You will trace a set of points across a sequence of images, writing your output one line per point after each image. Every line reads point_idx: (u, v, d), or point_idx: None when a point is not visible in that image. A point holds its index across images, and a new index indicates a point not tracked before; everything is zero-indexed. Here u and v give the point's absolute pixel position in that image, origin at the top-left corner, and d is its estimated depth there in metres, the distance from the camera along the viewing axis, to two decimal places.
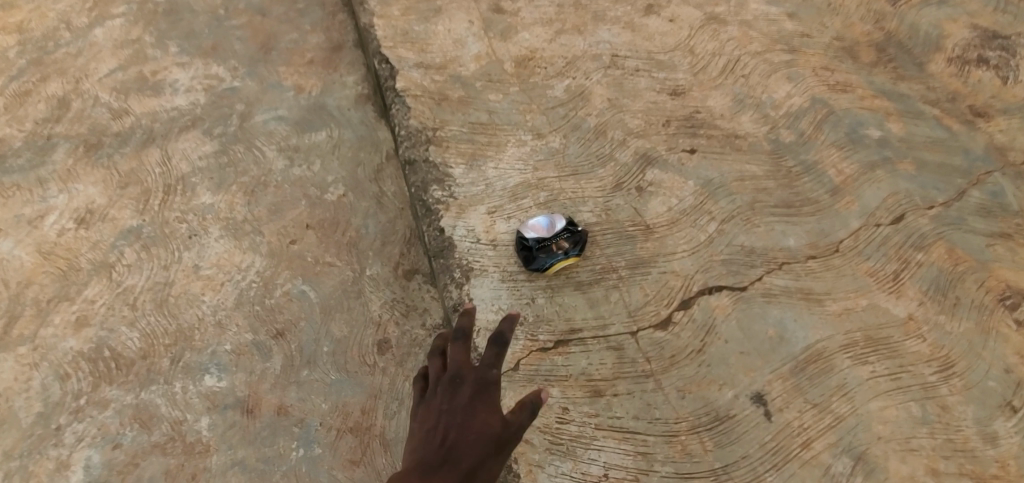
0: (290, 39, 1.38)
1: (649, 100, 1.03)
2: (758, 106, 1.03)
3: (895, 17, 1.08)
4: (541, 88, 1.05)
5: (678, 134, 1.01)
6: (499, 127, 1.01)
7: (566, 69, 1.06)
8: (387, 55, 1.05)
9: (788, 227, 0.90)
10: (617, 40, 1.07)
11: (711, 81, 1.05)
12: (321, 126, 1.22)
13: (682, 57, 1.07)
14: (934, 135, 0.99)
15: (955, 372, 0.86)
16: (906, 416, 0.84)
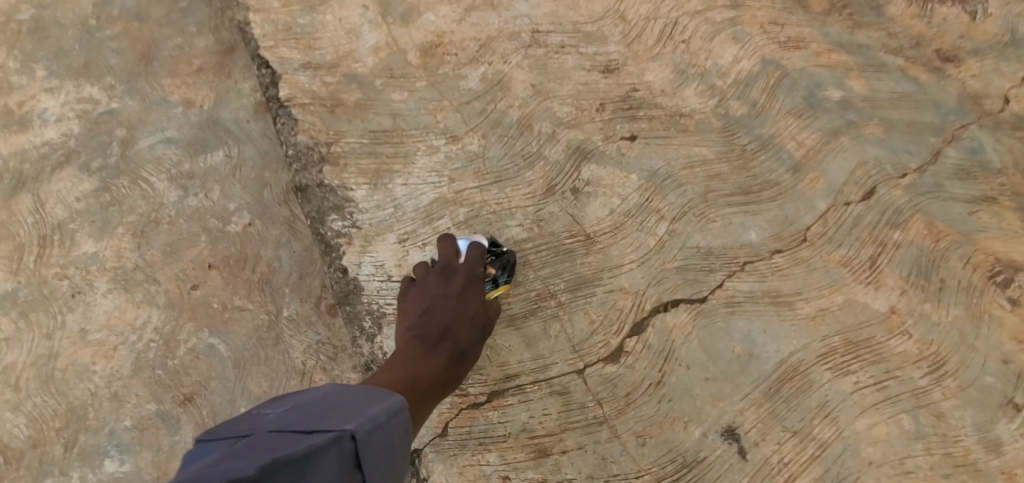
0: (177, 45, 1.18)
1: (577, 82, 0.80)
2: (702, 76, 0.80)
3: None
4: (454, 81, 0.81)
5: (612, 112, 0.77)
6: (406, 133, 0.78)
7: (478, 55, 0.82)
8: (266, 57, 0.84)
9: (773, 228, 0.70)
10: (538, 13, 0.84)
11: (648, 52, 0.82)
12: (217, 144, 1.04)
13: (612, 27, 0.84)
14: (905, 87, 0.79)
15: (972, 391, 0.62)
16: (923, 456, 0.61)
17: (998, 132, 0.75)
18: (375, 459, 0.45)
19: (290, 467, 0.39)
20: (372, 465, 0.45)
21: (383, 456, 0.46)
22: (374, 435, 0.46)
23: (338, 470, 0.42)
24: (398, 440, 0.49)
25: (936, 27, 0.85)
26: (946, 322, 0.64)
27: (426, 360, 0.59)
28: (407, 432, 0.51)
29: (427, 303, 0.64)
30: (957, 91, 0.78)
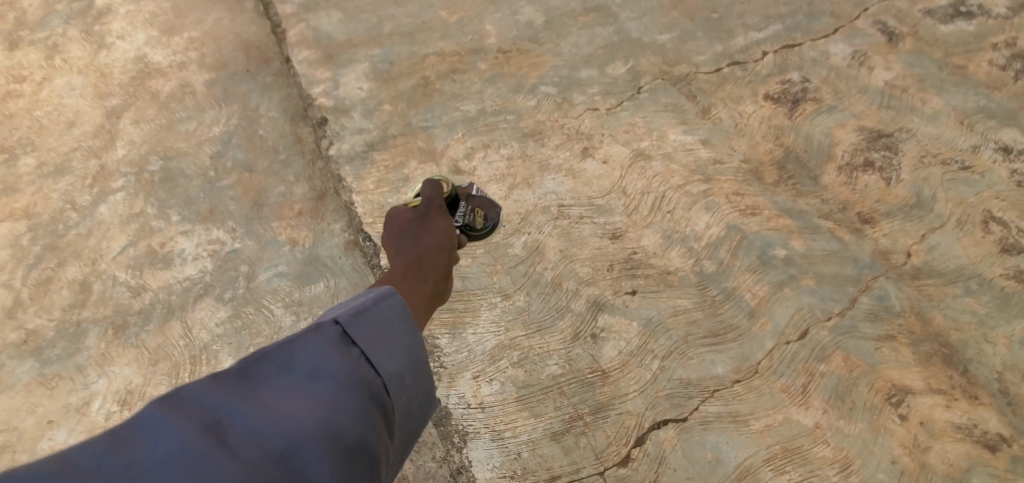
0: (278, 193, 1.53)
1: (592, 247, 1.12)
2: (683, 240, 1.11)
3: (793, 132, 1.25)
4: (505, 248, 1.14)
5: (618, 271, 1.09)
6: (471, 294, 1.09)
7: (521, 226, 1.16)
8: (369, 231, 1.20)
9: (732, 361, 0.99)
10: (562, 189, 1.20)
11: (642, 220, 1.15)
12: (318, 277, 1.39)
13: (616, 199, 1.18)
14: (833, 247, 1.08)
15: None
16: None
17: (901, 283, 1.03)
18: (364, 332, 0.64)
19: (288, 349, 0.60)
20: (364, 337, 0.63)
21: (377, 331, 0.65)
22: (359, 316, 0.65)
23: (329, 341, 0.61)
24: (394, 321, 0.68)
25: (857, 193, 1.15)
26: (854, 434, 0.92)
27: (417, 256, 0.88)
28: (404, 314, 0.69)
29: (413, 229, 0.93)
30: (871, 248, 1.08)
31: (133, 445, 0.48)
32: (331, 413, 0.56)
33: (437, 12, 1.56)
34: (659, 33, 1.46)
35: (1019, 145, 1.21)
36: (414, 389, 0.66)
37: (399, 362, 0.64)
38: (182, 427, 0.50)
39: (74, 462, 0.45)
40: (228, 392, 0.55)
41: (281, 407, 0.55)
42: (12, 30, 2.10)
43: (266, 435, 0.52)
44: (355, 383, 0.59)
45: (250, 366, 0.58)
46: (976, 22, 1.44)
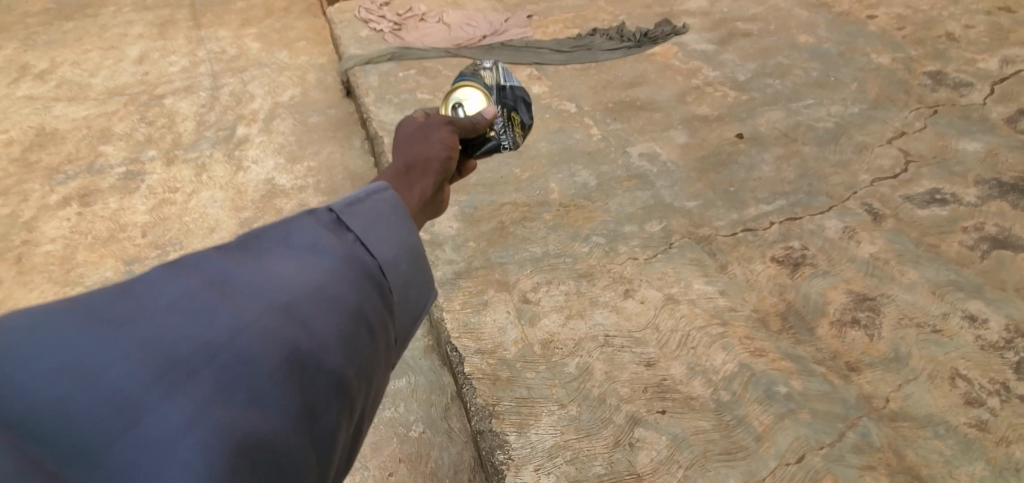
0: None
1: (631, 371, 1.42)
2: (704, 372, 1.41)
3: (794, 289, 1.58)
4: (561, 366, 1.45)
5: (650, 393, 1.38)
6: (535, 401, 1.39)
7: (575, 350, 1.48)
8: (456, 343, 1.51)
9: (743, 475, 1.24)
10: (607, 322, 1.53)
11: (671, 353, 1.46)
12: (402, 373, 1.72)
13: (650, 333, 1.50)
14: (825, 388, 1.36)
15: None
16: None
17: (880, 423, 1.30)
18: (358, 220, 0.67)
19: (284, 228, 0.64)
20: (358, 224, 0.67)
21: (373, 222, 0.69)
22: (354, 205, 0.68)
23: (324, 225, 0.65)
24: (389, 213, 0.71)
25: (845, 344, 1.45)
26: None
27: (415, 160, 0.95)
28: (400, 208, 0.73)
29: (417, 139, 1.02)
30: (856, 392, 1.35)
31: (136, 297, 0.53)
32: (327, 281, 0.61)
33: (512, 170, 2.04)
34: (686, 200, 1.86)
35: (981, 315, 1.47)
36: (412, 275, 0.71)
37: (395, 250, 0.68)
38: (186, 283, 0.55)
39: (86, 310, 0.51)
40: (229, 257, 0.59)
41: (279, 269, 0.59)
42: (170, 149, 2.65)
43: (264, 292, 0.57)
44: (350, 260, 0.64)
45: (250, 240, 0.63)
46: (949, 208, 1.76)
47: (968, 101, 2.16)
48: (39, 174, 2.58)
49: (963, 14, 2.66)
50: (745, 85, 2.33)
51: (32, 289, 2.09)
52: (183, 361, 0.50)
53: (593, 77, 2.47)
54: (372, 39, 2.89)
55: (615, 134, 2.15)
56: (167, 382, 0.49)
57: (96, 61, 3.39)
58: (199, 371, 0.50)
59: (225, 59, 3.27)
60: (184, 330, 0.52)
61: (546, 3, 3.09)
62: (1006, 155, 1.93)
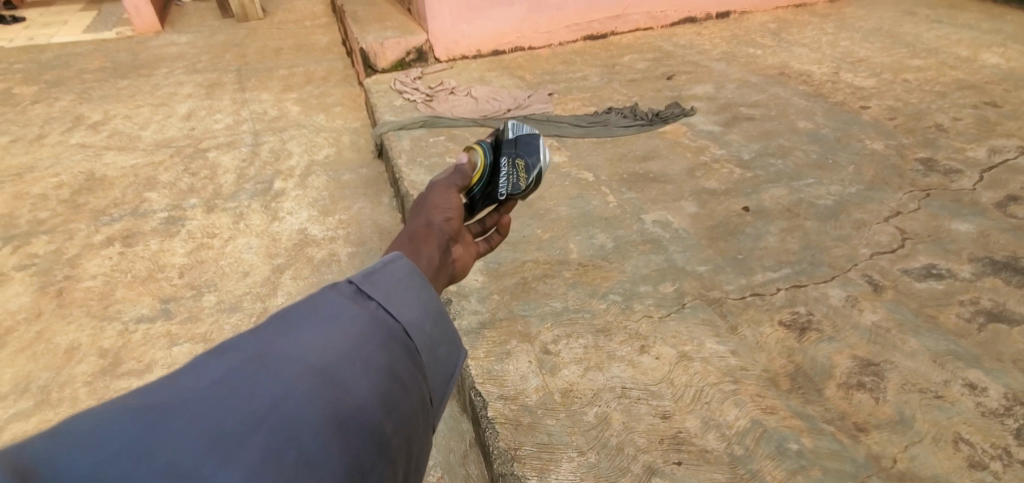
0: None
1: (647, 422, 1.49)
2: (718, 426, 1.47)
3: (801, 352, 1.67)
4: (580, 414, 1.52)
5: (666, 444, 1.44)
6: (555, 446, 1.44)
7: (593, 399, 1.55)
8: (480, 388, 1.59)
9: None
10: (624, 375, 1.61)
11: (685, 407, 1.52)
12: None
13: (665, 387, 1.57)
14: (834, 447, 1.42)
15: None
16: None
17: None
18: (377, 289, 0.82)
19: (314, 304, 0.78)
20: (377, 292, 0.82)
21: (390, 289, 0.83)
22: (371, 277, 0.83)
23: (348, 297, 0.79)
24: (404, 280, 0.86)
25: (852, 406, 1.52)
26: None
27: (421, 231, 1.12)
28: (413, 273, 0.88)
29: (421, 212, 1.19)
30: (865, 451, 1.41)
31: (201, 377, 0.65)
32: (358, 343, 0.74)
33: (535, 231, 2.18)
34: (697, 265, 1.99)
35: (980, 383, 1.55)
36: (431, 332, 0.84)
37: (413, 311, 0.83)
38: (238, 359, 0.68)
39: (157, 395, 0.62)
40: (270, 335, 0.72)
41: (316, 337, 0.72)
42: (210, 198, 2.83)
43: (306, 358, 0.70)
44: (375, 323, 0.77)
45: (287, 318, 0.76)
46: (945, 282, 1.88)
47: (959, 186, 2.33)
48: (85, 215, 2.75)
49: (950, 108, 2.90)
50: (750, 163, 2.53)
51: (70, 322, 2.18)
52: (248, 419, 0.62)
53: (609, 149, 2.68)
54: (405, 108, 3.15)
55: (630, 201, 2.32)
56: (234, 439, 0.60)
57: (146, 115, 3.66)
58: (263, 426, 0.62)
59: (265, 120, 3.53)
60: (244, 395, 0.64)
61: (565, 83, 3.39)
62: (996, 236, 2.07)
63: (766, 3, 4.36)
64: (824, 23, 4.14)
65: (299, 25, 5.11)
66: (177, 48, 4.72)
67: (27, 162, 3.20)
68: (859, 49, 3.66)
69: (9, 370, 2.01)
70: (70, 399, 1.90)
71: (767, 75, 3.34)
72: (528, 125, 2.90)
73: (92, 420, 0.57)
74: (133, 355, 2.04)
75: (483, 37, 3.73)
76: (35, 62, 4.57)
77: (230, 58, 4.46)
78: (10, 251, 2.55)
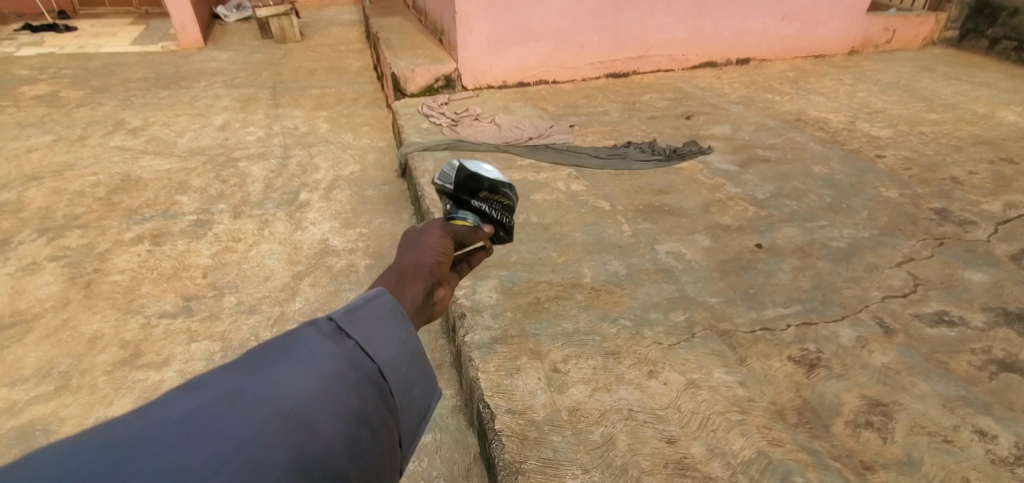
0: None
1: (653, 446, 1.50)
2: (723, 454, 1.48)
3: (809, 387, 1.67)
4: (586, 433, 1.53)
5: (671, 468, 1.44)
6: (560, 463, 1.45)
7: (599, 420, 1.57)
8: (489, 401, 1.62)
9: None
10: (632, 397, 1.63)
11: (692, 433, 1.53)
12: (428, 429, 1.80)
13: (672, 413, 1.59)
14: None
15: None
16: None
17: None
18: (357, 327, 0.76)
19: (288, 340, 0.72)
20: (357, 331, 0.76)
21: (371, 327, 0.78)
22: (352, 313, 0.78)
23: (326, 334, 0.74)
24: (387, 318, 0.80)
25: (859, 444, 1.51)
26: None
27: (406, 269, 1.03)
28: (396, 311, 0.82)
29: (412, 250, 1.11)
30: None
31: (156, 414, 0.59)
32: (331, 386, 0.69)
33: (551, 254, 2.23)
34: (708, 296, 2.02)
35: (991, 430, 1.55)
36: (410, 377, 0.79)
37: (394, 353, 0.78)
38: (197, 399, 0.61)
39: (105, 435, 0.55)
40: (235, 374, 0.66)
41: (287, 379, 0.67)
42: (238, 204, 2.93)
43: (272, 401, 0.64)
44: (352, 364, 0.72)
45: (256, 354, 0.70)
46: (957, 329, 1.88)
47: (974, 237, 2.35)
48: (118, 212, 2.87)
49: (966, 162, 2.94)
50: (764, 203, 2.58)
51: (95, 313, 2.26)
52: (199, 469, 0.55)
53: (626, 181, 2.75)
54: (431, 131, 3.27)
55: (644, 232, 2.37)
56: None
57: (183, 124, 3.83)
58: (217, 477, 0.56)
59: (295, 134, 3.67)
60: (197, 443, 0.57)
61: (587, 116, 3.50)
62: (1010, 288, 2.07)
63: (786, 52, 4.49)
64: (842, 74, 4.24)
65: (333, 50, 5.35)
66: (217, 64, 4.96)
67: (67, 161, 3.35)
68: (877, 100, 3.74)
69: (34, 354, 2.08)
70: (90, 386, 1.96)
71: (784, 120, 3.42)
72: (548, 153, 2.99)
73: (16, 468, 0.50)
74: (154, 348, 2.10)
75: (510, 69, 3.88)
76: (83, 69, 4.82)
77: (266, 76, 4.67)
78: (45, 242, 2.65)
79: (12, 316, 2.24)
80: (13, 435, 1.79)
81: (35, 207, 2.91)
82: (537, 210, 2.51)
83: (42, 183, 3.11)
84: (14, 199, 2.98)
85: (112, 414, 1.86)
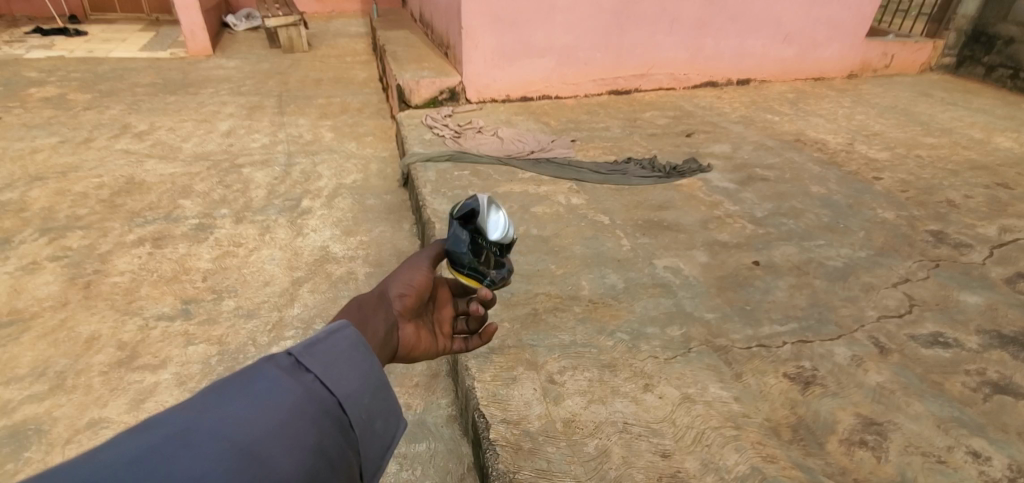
0: (404, 366, 2.06)
1: (647, 459, 1.50)
2: (717, 469, 1.48)
3: (804, 404, 1.68)
4: (581, 445, 1.53)
5: None
6: (554, 473, 1.45)
7: (594, 431, 1.57)
8: (484, 411, 1.62)
9: None
10: (627, 410, 1.63)
11: (687, 447, 1.53)
12: (423, 438, 1.80)
13: (666, 427, 1.59)
14: None
15: None
16: None
17: None
18: (316, 361, 0.78)
19: (246, 374, 0.73)
20: (316, 364, 0.78)
21: (332, 360, 0.79)
22: (312, 347, 0.79)
23: (285, 368, 0.75)
24: (347, 350, 0.82)
25: (852, 463, 1.52)
26: None
27: (371, 299, 1.04)
28: (359, 343, 0.84)
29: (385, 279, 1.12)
30: None
31: (106, 455, 0.58)
32: (289, 421, 0.70)
33: (550, 266, 2.25)
34: (705, 311, 2.03)
35: (984, 452, 1.55)
36: (372, 408, 0.81)
37: (354, 385, 0.79)
38: (149, 437, 0.61)
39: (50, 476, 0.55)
40: (188, 411, 0.66)
41: (243, 415, 0.68)
42: (240, 210, 2.95)
43: (228, 437, 0.64)
44: (311, 398, 0.74)
45: (213, 390, 0.70)
46: (951, 351, 1.89)
47: (970, 260, 2.37)
48: (121, 215, 2.89)
49: (962, 186, 2.97)
50: (762, 221, 2.60)
51: (93, 314, 2.26)
52: None
53: (625, 196, 2.78)
54: (434, 142, 3.30)
55: (643, 246, 2.39)
56: None
57: (189, 129, 3.87)
58: None
59: (300, 142, 3.71)
60: None
61: (588, 131, 3.54)
62: (1004, 311, 2.09)
63: (785, 74, 4.55)
64: (841, 97, 4.30)
65: (340, 61, 5.41)
66: (224, 72, 5.02)
67: (71, 162, 3.38)
68: (874, 123, 3.79)
69: (30, 353, 2.08)
70: (86, 387, 1.95)
71: (783, 140, 3.47)
72: (549, 167, 3.02)
73: None
74: (151, 350, 2.10)
75: (513, 83, 3.94)
76: (91, 73, 4.87)
77: (272, 84, 4.72)
78: (46, 242, 2.67)
79: (9, 315, 2.25)
80: (5, 434, 1.79)
81: (38, 207, 2.93)
82: (537, 222, 2.53)
83: (46, 184, 3.14)
84: (16, 198, 3.00)
85: (107, 415, 1.86)
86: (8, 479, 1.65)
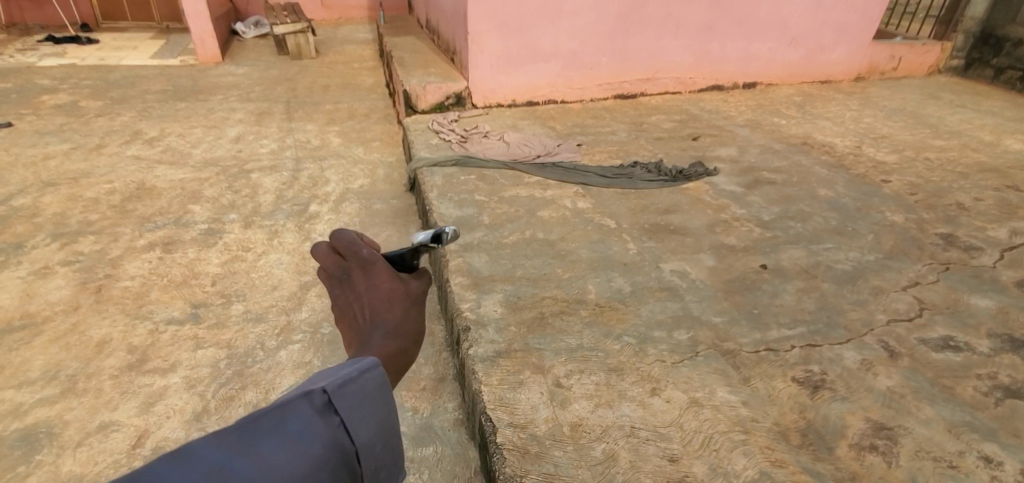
0: (410, 369, 2.07)
1: (655, 463, 1.49)
2: (725, 474, 1.47)
3: (813, 409, 1.67)
4: (587, 449, 1.53)
5: None
6: (560, 477, 1.45)
7: (601, 436, 1.56)
8: (491, 414, 1.62)
9: None
10: (634, 414, 1.63)
11: (694, 452, 1.53)
12: (430, 441, 1.81)
13: (674, 431, 1.58)
14: None
15: None
16: None
17: None
18: (345, 404, 0.79)
19: (280, 411, 0.74)
20: (344, 407, 0.79)
21: (359, 403, 0.80)
22: (344, 387, 0.79)
23: (315, 408, 0.76)
24: (374, 394, 0.82)
25: (862, 467, 1.50)
26: None
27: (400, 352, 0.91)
28: (386, 387, 0.84)
29: (391, 309, 0.97)
30: None
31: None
32: (312, 470, 0.72)
33: (556, 269, 2.25)
34: (712, 315, 2.02)
35: (996, 457, 1.53)
36: (381, 458, 0.82)
37: (372, 434, 0.81)
38: (190, 472, 0.63)
39: None
40: (222, 448, 0.68)
41: (273, 458, 0.70)
42: (249, 214, 2.98)
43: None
44: (333, 446, 0.76)
45: (249, 423, 0.72)
46: (962, 355, 1.87)
47: (980, 263, 2.34)
48: (131, 220, 2.92)
49: (972, 188, 2.95)
50: (769, 224, 2.59)
51: (104, 318, 2.29)
52: None
53: (631, 199, 2.79)
54: (440, 146, 3.32)
55: (650, 249, 2.39)
56: None
57: (198, 135, 3.91)
58: None
59: (308, 147, 3.75)
60: None
61: (594, 135, 3.55)
62: (1015, 314, 2.07)
63: (792, 78, 4.55)
64: (849, 99, 4.28)
65: (347, 67, 5.46)
66: (233, 78, 5.08)
67: (83, 168, 3.42)
68: (882, 126, 3.77)
69: (41, 357, 2.10)
70: (97, 390, 1.98)
71: (790, 143, 3.46)
72: (555, 172, 3.02)
73: None
74: (160, 354, 2.12)
75: (519, 89, 3.95)
76: (103, 80, 4.94)
77: (281, 90, 4.77)
78: (58, 247, 2.70)
79: (22, 319, 2.28)
80: (17, 437, 1.81)
81: (50, 213, 2.97)
82: (543, 226, 2.54)
83: (58, 189, 3.18)
84: (29, 204, 3.04)
85: (117, 418, 1.87)
86: (20, 481, 1.67)
